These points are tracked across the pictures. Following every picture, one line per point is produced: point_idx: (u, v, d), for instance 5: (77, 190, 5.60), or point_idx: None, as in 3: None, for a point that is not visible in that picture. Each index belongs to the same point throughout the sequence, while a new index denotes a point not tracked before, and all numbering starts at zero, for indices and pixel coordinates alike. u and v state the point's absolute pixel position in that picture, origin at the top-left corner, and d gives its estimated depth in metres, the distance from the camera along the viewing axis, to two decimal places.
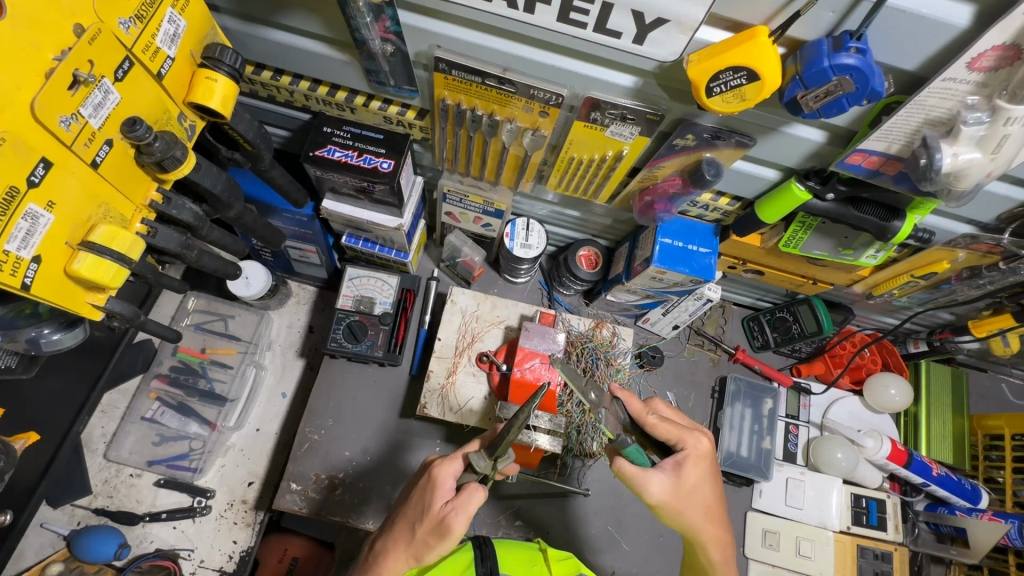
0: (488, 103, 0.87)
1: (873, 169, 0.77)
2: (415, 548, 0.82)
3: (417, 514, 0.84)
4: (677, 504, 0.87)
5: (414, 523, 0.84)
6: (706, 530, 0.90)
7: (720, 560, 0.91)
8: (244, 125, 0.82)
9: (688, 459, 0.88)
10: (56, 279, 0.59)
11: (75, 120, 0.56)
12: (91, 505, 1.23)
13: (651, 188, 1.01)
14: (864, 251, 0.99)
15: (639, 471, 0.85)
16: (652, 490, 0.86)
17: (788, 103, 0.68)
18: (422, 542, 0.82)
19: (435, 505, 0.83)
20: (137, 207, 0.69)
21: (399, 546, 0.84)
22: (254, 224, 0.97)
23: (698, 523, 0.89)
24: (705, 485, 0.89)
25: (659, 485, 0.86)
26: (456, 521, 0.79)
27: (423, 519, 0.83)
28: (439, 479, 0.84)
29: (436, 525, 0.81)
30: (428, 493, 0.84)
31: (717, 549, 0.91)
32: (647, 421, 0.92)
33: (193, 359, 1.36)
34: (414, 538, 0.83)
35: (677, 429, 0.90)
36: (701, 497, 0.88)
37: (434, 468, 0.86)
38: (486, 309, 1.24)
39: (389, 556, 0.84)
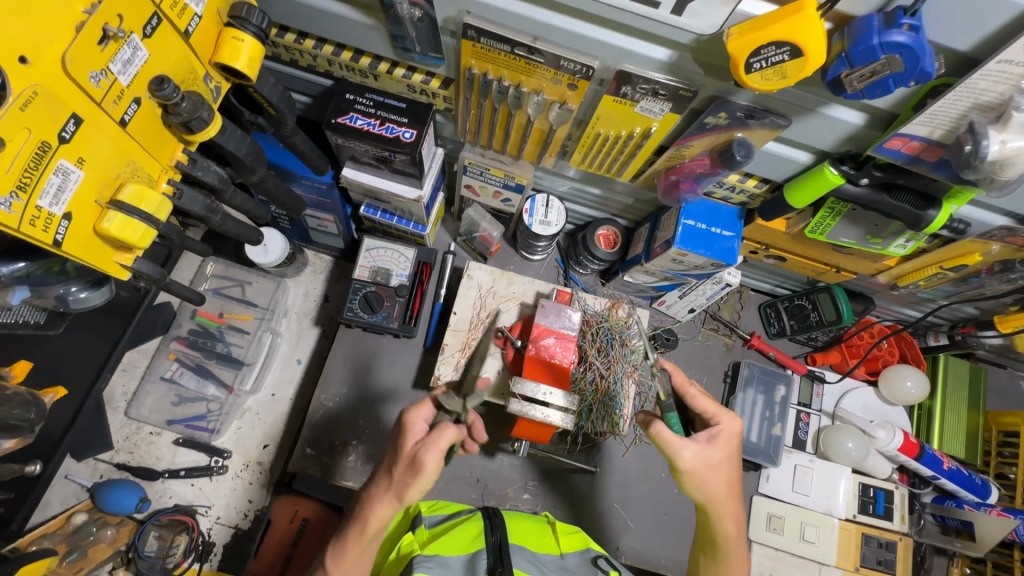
0: (516, 73, 0.85)
1: (912, 155, 0.74)
2: (396, 489, 0.84)
3: (394, 459, 0.87)
4: (705, 475, 0.90)
5: (392, 467, 0.86)
6: (726, 503, 0.92)
7: (734, 534, 0.94)
8: (269, 89, 0.80)
9: (723, 433, 0.93)
10: (86, 237, 0.59)
11: (105, 77, 0.56)
12: (113, 460, 1.27)
13: (677, 167, 0.99)
14: (893, 240, 0.96)
15: (675, 436, 0.89)
16: (684, 457, 0.89)
17: (831, 82, 0.65)
18: (400, 482, 0.83)
19: (407, 447, 0.85)
20: (164, 168, 0.69)
21: (381, 489, 0.85)
22: (276, 190, 0.97)
23: (719, 495, 0.92)
24: (728, 463, 0.93)
25: (692, 452, 0.89)
26: (427, 456, 0.81)
27: (399, 462, 0.85)
28: (409, 424, 0.87)
29: (410, 464, 0.83)
30: (400, 438, 0.87)
31: (734, 525, 0.94)
32: (688, 393, 0.99)
33: (211, 324, 1.38)
34: (393, 480, 0.84)
35: (713, 405, 0.96)
36: (725, 474, 0.92)
37: (404, 415, 0.88)
38: (502, 285, 1.23)
39: (374, 500, 0.85)
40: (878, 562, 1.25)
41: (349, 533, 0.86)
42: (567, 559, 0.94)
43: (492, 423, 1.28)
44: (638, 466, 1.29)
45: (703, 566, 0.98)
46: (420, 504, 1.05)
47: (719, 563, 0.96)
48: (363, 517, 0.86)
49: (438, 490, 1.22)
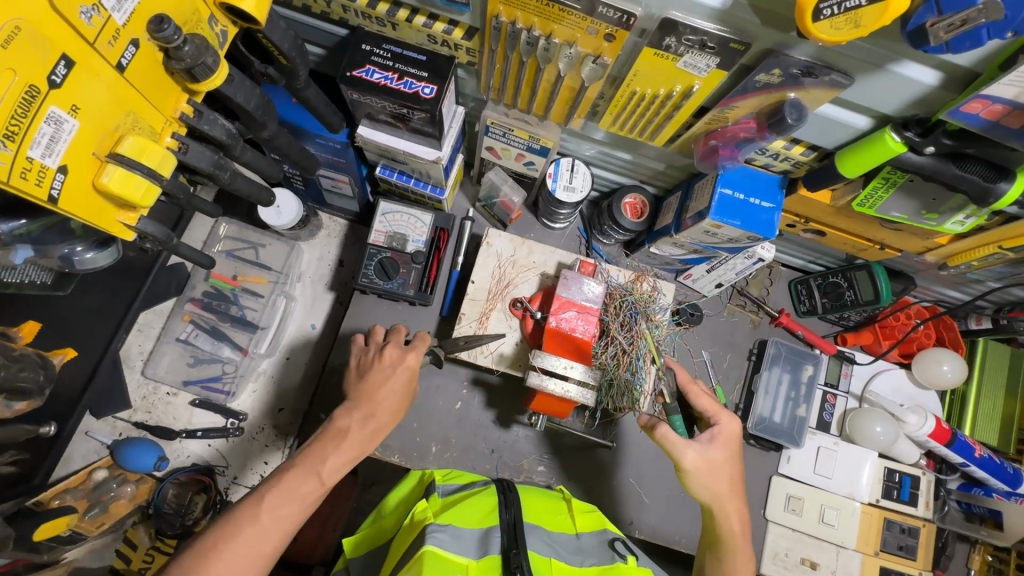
0: (547, 22, 0.78)
1: (993, 121, 0.66)
2: (381, 408, 0.92)
3: (374, 386, 0.93)
4: (705, 476, 0.92)
5: (373, 392, 0.92)
6: (730, 501, 0.93)
7: (739, 531, 0.93)
8: (279, 35, 0.74)
9: (727, 435, 0.96)
10: (85, 193, 0.55)
11: (97, 13, 0.50)
12: (131, 418, 1.28)
13: (718, 131, 0.91)
14: (951, 217, 0.89)
15: (679, 439, 0.91)
16: (688, 456, 0.92)
17: (912, 33, 0.57)
18: (386, 403, 0.92)
19: (390, 374, 0.94)
20: (168, 120, 0.64)
21: (364, 405, 0.91)
22: (288, 148, 0.92)
23: (724, 493, 0.93)
24: (729, 463, 0.95)
25: (695, 452, 0.92)
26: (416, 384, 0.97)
27: (383, 386, 0.93)
28: (389, 357, 0.96)
29: (402, 387, 0.94)
30: (380, 367, 0.95)
31: (738, 521, 0.94)
32: (691, 390, 1.02)
33: (225, 286, 1.35)
34: (378, 400, 0.92)
35: (715, 404, 0.99)
36: (725, 475, 0.94)
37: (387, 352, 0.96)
38: (522, 254, 1.18)
39: (355, 415, 0.90)
40: (898, 547, 1.23)
41: (326, 440, 0.87)
42: (583, 539, 0.92)
43: (508, 394, 1.26)
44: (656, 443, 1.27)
45: (708, 563, 0.95)
46: (434, 472, 1.04)
47: (723, 560, 0.93)
48: (338, 429, 0.88)
49: (452, 460, 1.21)
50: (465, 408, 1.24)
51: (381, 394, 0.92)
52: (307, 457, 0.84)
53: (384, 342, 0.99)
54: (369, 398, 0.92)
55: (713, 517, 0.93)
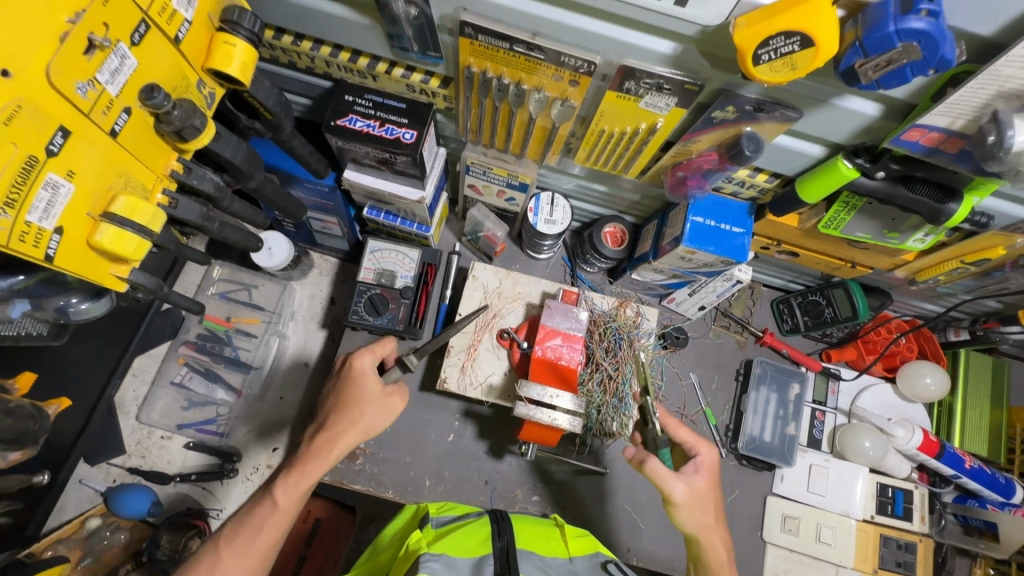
0: (516, 71, 0.83)
1: (932, 146, 0.71)
2: (364, 426, 0.94)
3: (353, 403, 0.94)
4: (692, 508, 0.93)
5: (357, 413, 0.93)
6: (712, 534, 0.96)
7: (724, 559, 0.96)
8: (264, 93, 0.79)
9: (708, 465, 0.97)
10: (79, 250, 0.59)
11: (92, 87, 0.55)
12: (125, 464, 1.28)
13: (684, 163, 0.96)
14: (911, 234, 0.93)
15: (666, 471, 0.92)
16: (675, 490, 0.92)
17: (844, 72, 0.62)
18: (371, 419, 0.95)
19: (372, 388, 0.95)
20: (159, 177, 0.68)
21: (348, 423, 0.93)
22: (276, 195, 0.96)
23: (706, 526, 0.95)
24: (707, 497, 0.95)
25: (682, 486, 0.92)
26: (399, 398, 0.99)
27: (365, 404, 0.94)
28: (361, 370, 0.96)
29: (380, 402, 0.96)
30: (356, 383, 0.95)
31: (721, 548, 0.97)
32: (670, 423, 1.00)
33: (219, 328, 1.38)
34: (361, 419, 0.94)
35: (693, 434, 0.99)
36: (707, 509, 0.95)
37: (354, 358, 0.97)
38: (508, 285, 1.21)
39: (343, 437, 0.93)
40: (897, 564, 1.22)
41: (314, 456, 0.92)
42: (576, 562, 0.92)
43: (499, 424, 1.27)
44: None
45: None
46: (429, 505, 1.04)
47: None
48: (328, 450, 0.92)
49: (445, 493, 1.21)
50: (458, 439, 1.25)
51: (362, 402, 0.94)
52: (294, 476, 0.90)
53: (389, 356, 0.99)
54: (354, 417, 0.93)
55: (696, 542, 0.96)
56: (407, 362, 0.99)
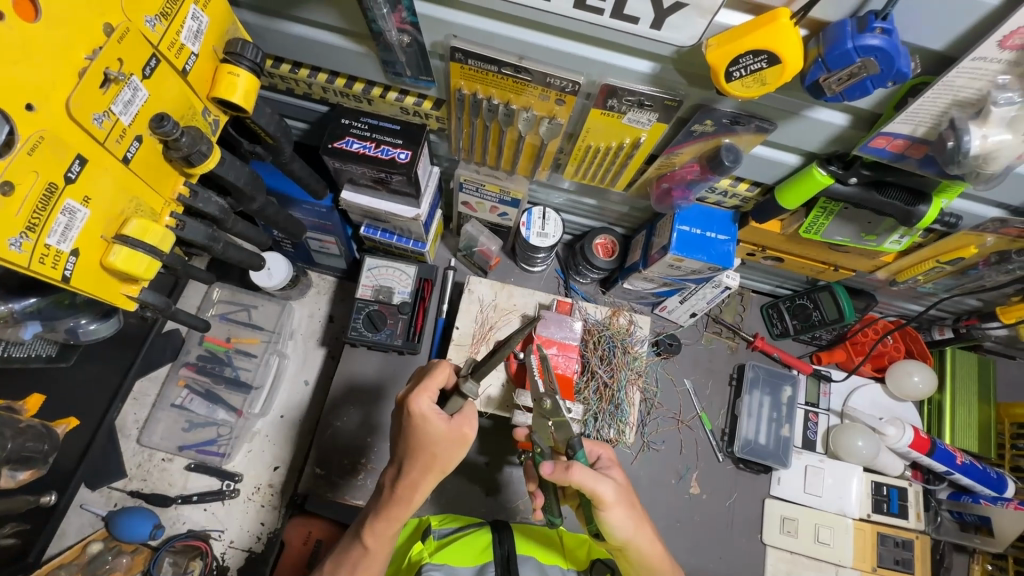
0: (504, 91, 0.87)
1: (898, 153, 0.75)
2: (440, 465, 0.84)
3: (423, 446, 0.84)
4: (624, 508, 0.84)
5: (428, 456, 0.84)
6: (639, 534, 0.85)
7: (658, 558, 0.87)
8: (265, 119, 0.83)
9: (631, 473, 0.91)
10: (93, 271, 0.62)
11: (107, 118, 0.58)
12: (126, 488, 1.29)
13: (668, 175, 1.00)
14: (887, 236, 0.97)
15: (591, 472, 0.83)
16: (606, 491, 0.82)
17: (810, 87, 0.67)
18: (443, 457, 0.84)
19: (438, 429, 0.83)
20: (167, 201, 0.72)
21: (423, 468, 0.84)
22: (276, 216, 1.00)
23: (630, 532, 0.86)
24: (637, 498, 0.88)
25: (611, 487, 0.83)
26: (469, 428, 0.85)
27: (436, 446, 0.83)
28: (422, 414, 0.83)
29: (452, 440, 0.84)
30: (418, 427, 0.83)
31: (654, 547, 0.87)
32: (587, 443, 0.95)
33: (219, 348, 1.40)
34: (435, 459, 0.84)
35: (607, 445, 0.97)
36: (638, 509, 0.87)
37: (410, 403, 0.83)
38: (503, 298, 1.24)
39: (421, 479, 0.85)
40: (895, 562, 1.24)
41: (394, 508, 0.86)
42: None
43: (498, 436, 1.28)
44: (647, 473, 1.30)
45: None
46: (431, 517, 1.04)
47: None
48: (409, 497, 0.85)
49: (447, 505, 1.22)
50: None
51: (430, 450, 0.83)
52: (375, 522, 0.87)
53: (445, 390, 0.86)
54: (429, 460, 0.84)
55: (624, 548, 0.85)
56: (466, 389, 0.84)
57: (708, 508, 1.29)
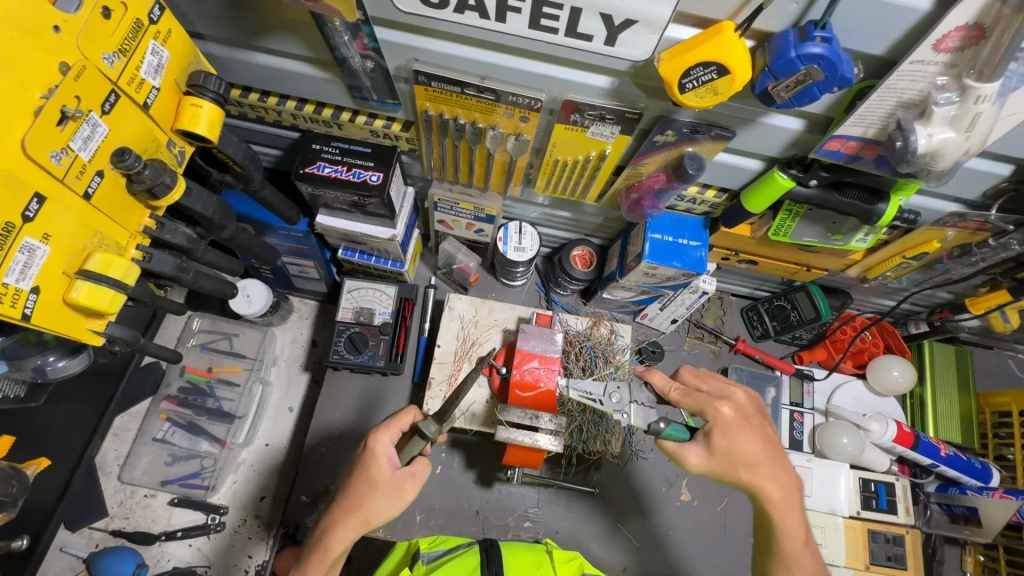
0: (470, 111, 0.89)
1: (852, 154, 0.78)
2: (367, 513, 0.82)
3: (358, 487, 0.83)
4: (722, 472, 0.84)
5: (361, 496, 0.83)
6: (766, 469, 0.83)
7: (780, 499, 0.83)
8: (233, 148, 0.84)
9: (731, 423, 0.83)
10: (56, 308, 0.61)
11: (65, 155, 0.59)
12: (108, 527, 1.26)
13: (636, 185, 1.02)
14: (853, 235, 0.99)
15: (676, 446, 0.85)
16: (691, 463, 0.84)
17: (760, 95, 0.69)
18: (374, 507, 0.82)
19: (380, 473, 0.83)
20: (132, 234, 0.72)
21: (346, 512, 0.83)
22: (249, 243, 1.00)
23: (759, 458, 0.83)
24: (743, 444, 0.83)
25: (696, 456, 0.84)
26: (410, 486, 0.84)
27: (372, 490, 0.82)
28: (375, 450, 0.85)
29: (389, 489, 0.83)
30: (366, 463, 0.85)
31: (777, 488, 0.83)
32: (670, 395, 0.88)
33: (200, 379, 1.38)
34: (364, 504, 0.82)
35: (719, 381, 0.89)
36: (746, 454, 0.83)
37: (371, 439, 0.86)
38: (484, 313, 1.25)
39: (341, 524, 0.82)
40: (888, 558, 1.24)
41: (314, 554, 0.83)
42: None
43: (485, 453, 1.27)
44: (637, 483, 1.29)
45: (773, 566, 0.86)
46: (420, 540, 1.01)
47: (775, 550, 0.85)
48: (325, 544, 0.82)
49: (436, 527, 1.21)
50: (445, 471, 1.25)
51: (360, 490, 0.83)
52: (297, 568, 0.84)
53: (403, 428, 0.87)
54: (357, 502, 0.82)
55: (751, 491, 0.83)
56: (423, 428, 0.82)
57: (699, 514, 1.28)
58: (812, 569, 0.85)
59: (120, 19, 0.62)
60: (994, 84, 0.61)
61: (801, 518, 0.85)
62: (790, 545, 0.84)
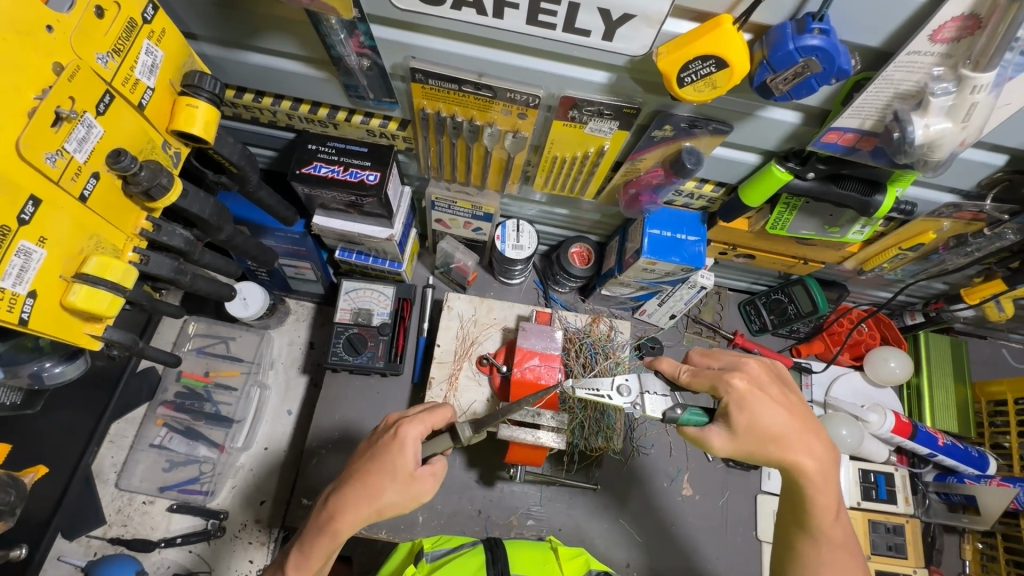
0: (468, 109, 0.88)
1: (849, 146, 0.78)
2: (380, 504, 0.81)
3: (377, 474, 0.82)
4: (751, 451, 0.81)
5: (378, 483, 0.81)
6: (796, 442, 0.80)
7: (815, 471, 0.80)
8: (228, 149, 0.83)
9: (746, 394, 0.82)
10: (53, 312, 0.61)
11: (61, 156, 0.58)
12: (106, 535, 1.24)
13: (634, 181, 1.02)
14: (850, 227, 1.00)
15: (697, 431, 0.85)
16: (719, 446, 0.83)
17: (759, 87, 0.69)
18: (388, 498, 0.81)
19: (404, 463, 0.83)
20: (129, 237, 0.71)
21: (359, 498, 0.81)
22: (246, 245, 0.99)
23: (785, 427, 0.81)
24: (764, 415, 0.81)
25: (721, 438, 0.83)
26: (428, 486, 0.84)
27: (390, 480, 0.81)
28: (403, 439, 0.84)
29: (407, 483, 0.82)
30: (391, 452, 0.83)
31: (810, 458, 0.80)
32: (681, 379, 0.88)
33: (197, 384, 1.37)
34: (379, 493, 0.81)
35: (729, 356, 0.88)
36: (770, 425, 0.80)
37: (401, 427, 0.85)
38: (483, 312, 1.24)
39: (350, 509, 0.80)
40: (888, 548, 1.24)
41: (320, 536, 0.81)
42: None
43: (486, 452, 1.27)
44: (639, 479, 1.29)
45: (801, 542, 0.84)
46: (424, 539, 1.00)
47: (809, 526, 0.83)
48: (331, 528, 0.81)
49: (438, 527, 1.20)
50: (447, 470, 1.25)
51: (376, 473, 0.82)
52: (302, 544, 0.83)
53: (431, 422, 0.87)
54: (373, 489, 0.81)
55: (783, 464, 0.81)
56: (459, 431, 0.87)
57: (701, 508, 1.29)
58: (846, 540, 0.82)
59: (113, 19, 0.61)
60: (990, 74, 0.61)
61: (834, 489, 0.82)
62: (822, 515, 0.81)
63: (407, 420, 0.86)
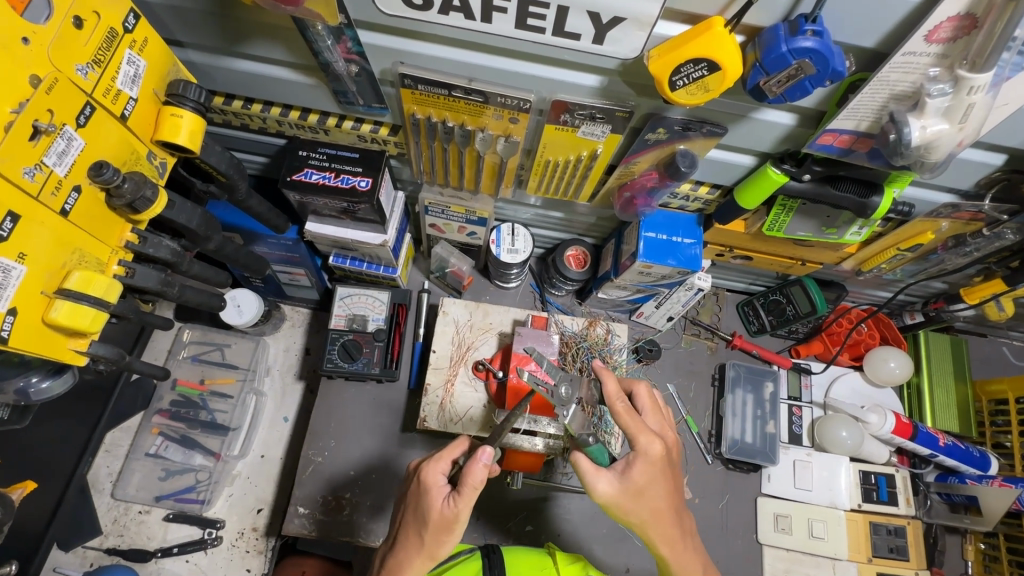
0: (458, 113, 0.87)
1: (845, 148, 0.77)
2: (432, 548, 0.82)
3: (420, 519, 0.83)
4: (623, 505, 0.84)
5: (421, 531, 0.83)
6: (659, 525, 0.86)
7: (670, 543, 0.87)
8: (216, 157, 0.82)
9: (649, 461, 0.84)
10: (36, 328, 0.60)
11: (39, 170, 0.57)
12: (102, 545, 1.24)
13: (629, 184, 1.01)
14: (848, 228, 0.98)
15: (590, 468, 0.84)
16: (601, 490, 0.84)
17: (752, 90, 0.68)
18: (437, 540, 0.81)
19: (436, 503, 0.81)
20: (114, 249, 0.70)
21: (414, 548, 0.83)
22: (235, 253, 0.98)
23: (661, 506, 0.85)
24: (657, 485, 0.84)
25: (606, 486, 0.84)
26: (460, 510, 0.80)
27: (431, 522, 0.81)
28: (425, 480, 0.83)
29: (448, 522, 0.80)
30: (420, 495, 0.83)
31: (667, 536, 0.87)
32: (615, 407, 0.85)
33: (192, 392, 1.36)
34: (425, 537, 0.82)
35: (660, 421, 0.92)
36: (654, 497, 0.85)
37: (421, 468, 0.85)
38: (479, 317, 1.22)
39: (409, 560, 0.83)
40: (890, 550, 1.24)
41: None
42: None
43: None
44: None
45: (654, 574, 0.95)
46: None
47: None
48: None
49: None
50: None
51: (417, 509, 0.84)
52: None
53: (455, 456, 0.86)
54: (419, 534, 0.83)
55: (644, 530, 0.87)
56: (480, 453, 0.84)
57: (701, 511, 1.28)
58: None
59: (93, 28, 0.60)
60: (986, 75, 0.60)
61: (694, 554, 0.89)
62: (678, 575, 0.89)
63: (428, 459, 0.85)
